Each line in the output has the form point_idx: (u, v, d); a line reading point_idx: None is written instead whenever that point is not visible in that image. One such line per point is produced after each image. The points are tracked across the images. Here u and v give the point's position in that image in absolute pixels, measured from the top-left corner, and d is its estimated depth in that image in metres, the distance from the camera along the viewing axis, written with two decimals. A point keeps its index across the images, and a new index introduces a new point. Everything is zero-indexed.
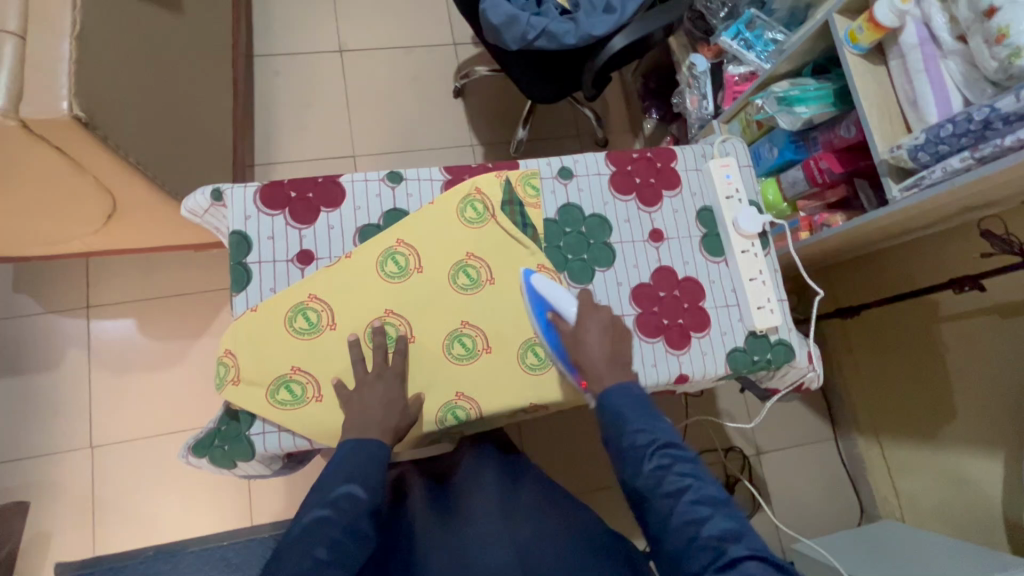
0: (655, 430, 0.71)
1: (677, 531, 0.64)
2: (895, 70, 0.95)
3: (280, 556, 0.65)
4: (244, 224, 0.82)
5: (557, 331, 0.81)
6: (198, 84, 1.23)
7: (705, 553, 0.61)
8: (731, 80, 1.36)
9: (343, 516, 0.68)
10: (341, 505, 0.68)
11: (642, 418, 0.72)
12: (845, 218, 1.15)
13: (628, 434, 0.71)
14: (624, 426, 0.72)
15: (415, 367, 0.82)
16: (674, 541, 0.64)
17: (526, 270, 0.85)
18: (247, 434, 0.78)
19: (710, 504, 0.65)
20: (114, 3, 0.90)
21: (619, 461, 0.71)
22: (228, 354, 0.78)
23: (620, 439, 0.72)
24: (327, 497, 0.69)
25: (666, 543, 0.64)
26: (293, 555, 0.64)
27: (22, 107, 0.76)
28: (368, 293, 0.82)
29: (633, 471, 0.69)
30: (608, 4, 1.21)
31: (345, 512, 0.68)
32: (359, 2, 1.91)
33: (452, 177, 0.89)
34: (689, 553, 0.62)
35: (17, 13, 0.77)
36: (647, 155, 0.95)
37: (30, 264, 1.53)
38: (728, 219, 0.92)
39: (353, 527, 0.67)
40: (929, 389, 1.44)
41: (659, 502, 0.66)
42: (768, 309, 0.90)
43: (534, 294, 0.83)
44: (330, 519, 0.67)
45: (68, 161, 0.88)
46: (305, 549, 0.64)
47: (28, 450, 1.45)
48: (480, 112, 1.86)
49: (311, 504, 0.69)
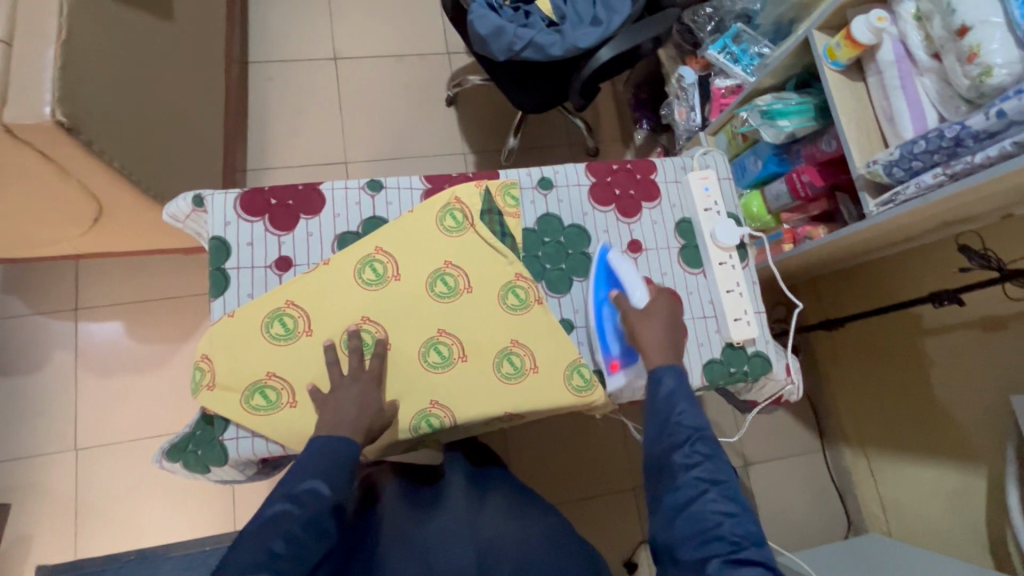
0: (701, 419, 0.72)
1: (693, 518, 0.65)
2: (873, 87, 0.96)
3: (238, 546, 0.65)
4: (223, 230, 0.82)
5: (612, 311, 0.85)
6: (189, 90, 1.24)
7: (719, 545, 0.62)
8: (718, 93, 1.38)
9: (306, 510, 0.67)
10: (304, 500, 0.68)
11: (690, 404, 0.73)
12: (827, 231, 1.15)
13: (675, 415, 0.72)
14: (672, 407, 0.72)
15: (392, 373, 0.82)
16: (685, 522, 0.65)
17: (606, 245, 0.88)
18: (220, 440, 0.78)
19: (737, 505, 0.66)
20: (103, 10, 0.91)
21: (657, 431, 0.72)
22: (204, 359, 0.79)
23: (665, 417, 0.72)
24: (291, 491, 0.68)
25: (682, 523, 0.65)
26: (250, 546, 0.64)
27: (5, 112, 0.77)
28: (345, 300, 0.83)
29: (665, 448, 0.70)
30: (594, 17, 1.22)
31: (308, 507, 0.68)
32: (355, 10, 1.93)
33: (432, 186, 0.90)
34: (701, 539, 0.63)
35: (4, 19, 0.79)
36: (627, 167, 0.96)
37: (19, 266, 1.54)
38: (706, 230, 0.93)
39: (312, 521, 0.67)
40: (914, 401, 1.44)
41: (686, 483, 0.67)
42: (745, 320, 0.91)
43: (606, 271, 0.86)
44: (291, 513, 0.67)
45: (52, 165, 0.89)
46: (260, 541, 0.64)
47: (11, 452, 1.45)
48: (473, 120, 1.88)
49: (275, 496, 0.68)
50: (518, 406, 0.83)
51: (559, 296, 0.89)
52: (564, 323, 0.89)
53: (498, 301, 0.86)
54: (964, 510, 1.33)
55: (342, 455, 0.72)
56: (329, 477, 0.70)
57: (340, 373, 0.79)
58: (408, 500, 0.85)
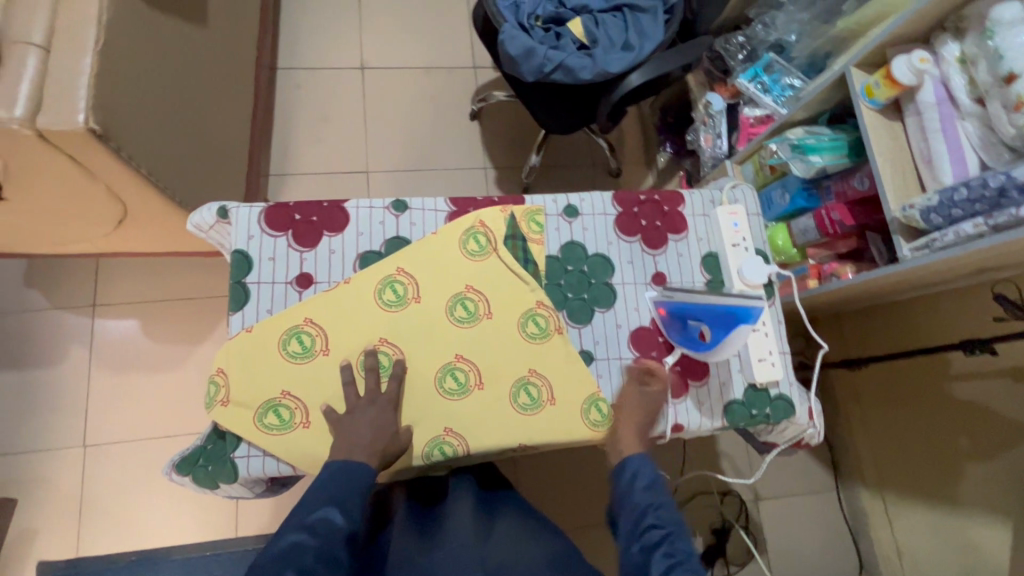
0: (672, 517, 0.73)
1: None
2: (911, 127, 0.94)
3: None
4: (246, 244, 0.82)
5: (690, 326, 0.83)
6: (218, 96, 1.25)
7: None
8: (746, 122, 1.37)
9: (320, 541, 0.66)
10: (319, 529, 0.67)
11: (659, 504, 0.74)
12: (854, 270, 1.13)
13: (646, 515, 0.72)
14: (643, 509, 0.73)
15: (407, 397, 0.81)
16: None
17: (751, 311, 0.77)
18: (231, 456, 0.77)
19: None
20: (141, 19, 0.92)
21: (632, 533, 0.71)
22: (219, 373, 0.78)
23: (637, 518, 0.72)
24: (305, 520, 0.67)
25: None
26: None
27: (40, 118, 0.77)
28: (365, 320, 0.82)
29: (644, 550, 0.69)
30: (626, 42, 1.21)
31: (322, 537, 0.66)
32: (384, 21, 1.94)
33: (457, 209, 0.89)
34: None
35: (44, 27, 0.80)
36: (654, 198, 0.95)
37: (42, 260, 1.55)
38: (733, 266, 0.91)
39: (325, 551, 0.65)
40: (937, 447, 1.40)
41: None
42: (769, 362, 0.88)
43: (727, 316, 0.78)
44: (305, 543, 0.65)
45: (83, 170, 0.90)
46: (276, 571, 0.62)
47: (21, 445, 1.46)
48: (496, 135, 1.88)
49: (288, 527, 0.67)
50: (534, 438, 0.81)
51: (579, 327, 0.87)
52: (584, 355, 0.86)
53: (517, 329, 0.84)
54: (986, 565, 1.28)
55: (355, 481, 0.71)
56: (343, 505, 0.69)
57: (355, 395, 0.77)
58: (414, 526, 0.84)
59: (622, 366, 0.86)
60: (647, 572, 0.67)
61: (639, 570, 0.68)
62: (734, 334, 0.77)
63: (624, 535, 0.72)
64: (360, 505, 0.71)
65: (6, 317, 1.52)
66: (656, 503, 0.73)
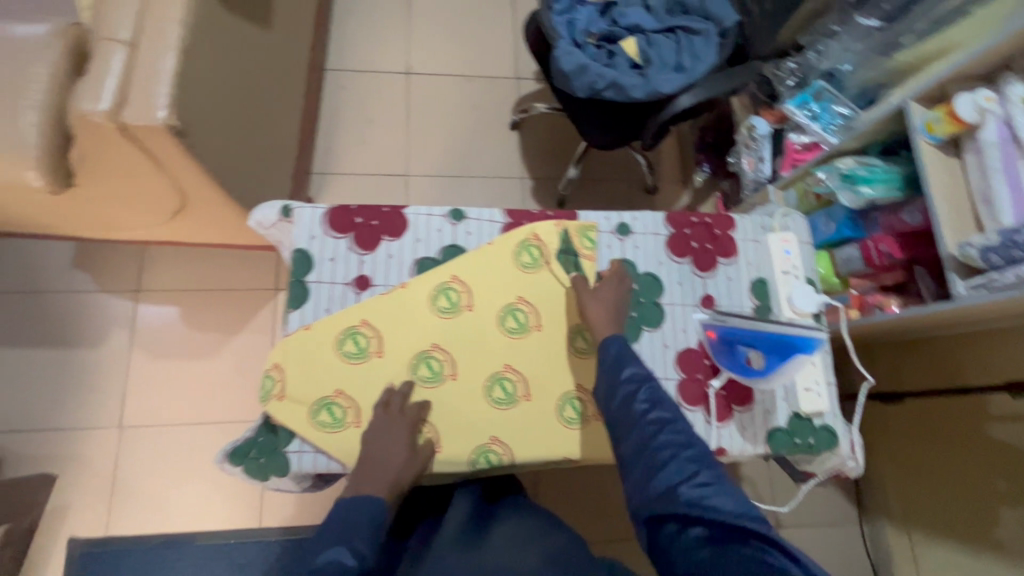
0: (647, 372, 0.76)
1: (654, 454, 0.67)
2: (970, 164, 0.93)
3: None
4: (308, 244, 0.84)
5: (740, 351, 0.84)
6: (276, 95, 1.29)
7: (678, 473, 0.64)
8: (792, 148, 1.37)
9: None
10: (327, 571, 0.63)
11: (635, 363, 0.76)
12: (899, 303, 1.12)
13: (624, 374, 0.75)
14: (620, 369, 0.76)
15: (455, 403, 0.82)
16: (639, 464, 0.67)
17: (812, 338, 0.79)
18: (284, 450, 0.79)
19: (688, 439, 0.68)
20: (217, 20, 0.95)
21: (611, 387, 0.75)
22: (275, 368, 0.80)
23: (615, 376, 0.76)
24: (314, 564, 0.64)
25: (643, 462, 0.67)
26: None
27: (123, 112, 0.80)
28: (418, 325, 0.83)
29: (621, 403, 0.73)
30: (679, 63, 1.22)
31: None
32: (431, 28, 1.98)
33: (512, 221, 0.90)
34: (665, 471, 0.65)
35: (132, 25, 0.83)
36: (706, 221, 0.95)
37: (91, 244, 1.60)
38: (783, 294, 0.91)
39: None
40: (971, 488, 1.37)
41: (636, 427, 0.70)
42: (815, 392, 0.88)
43: (786, 343, 0.80)
44: None
45: (153, 163, 0.93)
46: None
47: (59, 422, 1.50)
48: (534, 145, 1.90)
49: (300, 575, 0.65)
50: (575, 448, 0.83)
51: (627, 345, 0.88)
52: None
53: (565, 343, 0.86)
54: None
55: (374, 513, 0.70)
56: (356, 546, 0.67)
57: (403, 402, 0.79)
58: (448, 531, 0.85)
59: (668, 386, 0.86)
60: (623, 420, 0.72)
61: (616, 419, 0.73)
62: (794, 363, 0.79)
63: (604, 390, 0.76)
64: (374, 539, 0.68)
65: (54, 296, 1.56)
66: (646, 382, 0.74)
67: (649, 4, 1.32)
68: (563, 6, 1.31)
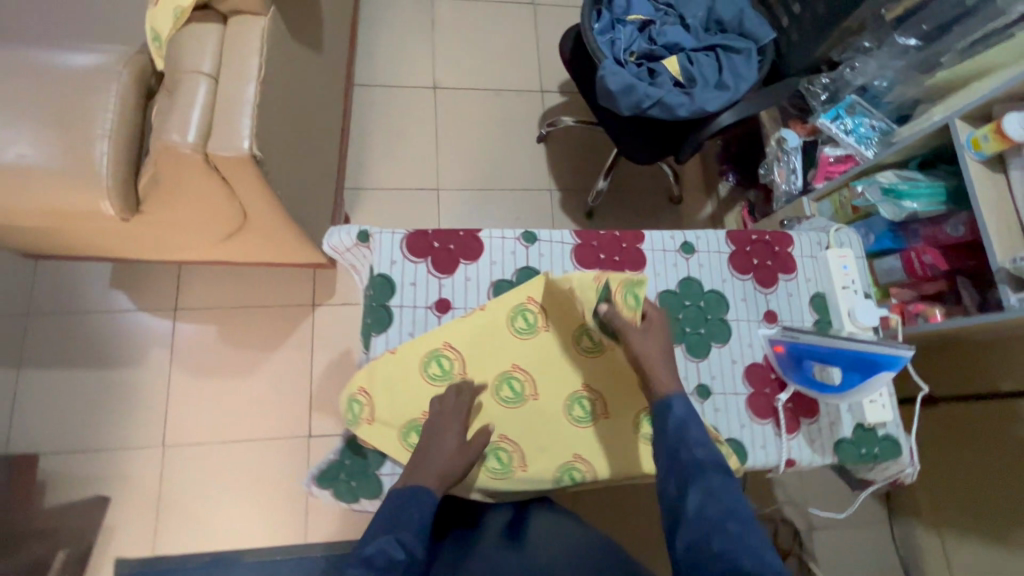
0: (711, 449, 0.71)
1: (708, 546, 0.63)
2: (1016, 179, 0.97)
3: None
4: (389, 268, 0.86)
5: (811, 364, 0.86)
6: (324, 116, 1.30)
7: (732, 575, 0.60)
8: (826, 161, 1.41)
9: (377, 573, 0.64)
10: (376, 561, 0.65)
11: (701, 437, 0.72)
12: (942, 312, 1.15)
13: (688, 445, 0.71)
14: (686, 438, 0.72)
15: (540, 422, 0.84)
16: (692, 555, 0.63)
17: (899, 356, 0.77)
18: (376, 472, 0.81)
19: (747, 532, 0.63)
20: (285, 48, 0.97)
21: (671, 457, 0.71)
22: (362, 392, 0.81)
23: (679, 446, 0.71)
24: (362, 553, 0.66)
25: (693, 552, 0.63)
26: None
27: (209, 143, 0.82)
28: (498, 347, 0.85)
29: (678, 475, 0.69)
30: (721, 81, 1.26)
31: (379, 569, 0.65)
32: (456, 43, 2.00)
33: (581, 242, 0.93)
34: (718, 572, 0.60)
35: (213, 57, 0.85)
36: (766, 238, 0.98)
37: (128, 263, 1.61)
38: (844, 308, 0.94)
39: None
40: (1003, 487, 1.41)
41: (692, 512, 0.65)
42: (878, 403, 0.91)
43: (867, 360, 0.79)
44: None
45: (227, 190, 0.95)
46: None
47: (102, 442, 1.50)
48: (560, 158, 1.93)
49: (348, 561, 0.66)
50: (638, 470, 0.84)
51: (697, 360, 0.91)
52: (701, 389, 0.89)
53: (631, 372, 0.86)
54: None
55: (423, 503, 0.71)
56: (405, 539, 0.68)
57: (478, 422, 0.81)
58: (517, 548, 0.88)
59: (739, 401, 0.89)
60: (678, 498, 0.67)
61: (672, 495, 0.68)
62: (877, 380, 0.79)
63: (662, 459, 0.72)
64: (421, 533, 0.70)
65: (92, 316, 1.56)
66: (710, 465, 0.69)
67: (687, 22, 1.36)
68: (603, 26, 1.35)
